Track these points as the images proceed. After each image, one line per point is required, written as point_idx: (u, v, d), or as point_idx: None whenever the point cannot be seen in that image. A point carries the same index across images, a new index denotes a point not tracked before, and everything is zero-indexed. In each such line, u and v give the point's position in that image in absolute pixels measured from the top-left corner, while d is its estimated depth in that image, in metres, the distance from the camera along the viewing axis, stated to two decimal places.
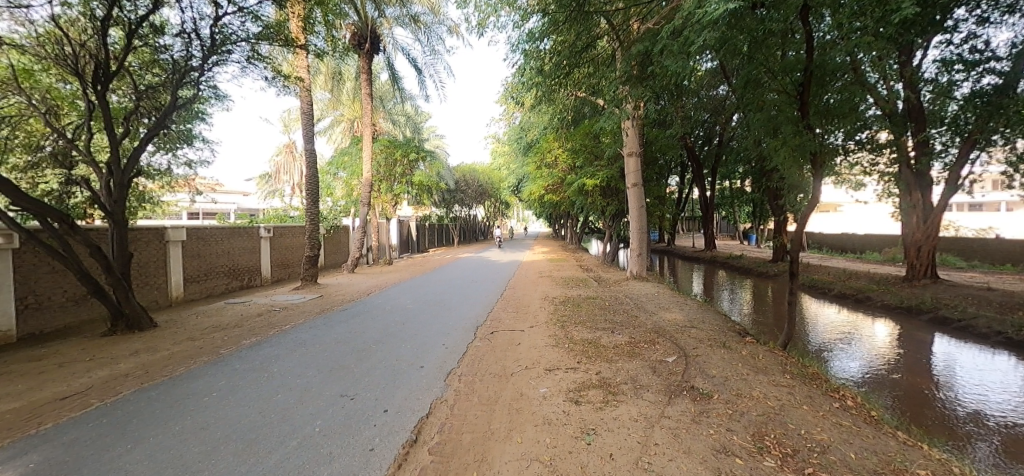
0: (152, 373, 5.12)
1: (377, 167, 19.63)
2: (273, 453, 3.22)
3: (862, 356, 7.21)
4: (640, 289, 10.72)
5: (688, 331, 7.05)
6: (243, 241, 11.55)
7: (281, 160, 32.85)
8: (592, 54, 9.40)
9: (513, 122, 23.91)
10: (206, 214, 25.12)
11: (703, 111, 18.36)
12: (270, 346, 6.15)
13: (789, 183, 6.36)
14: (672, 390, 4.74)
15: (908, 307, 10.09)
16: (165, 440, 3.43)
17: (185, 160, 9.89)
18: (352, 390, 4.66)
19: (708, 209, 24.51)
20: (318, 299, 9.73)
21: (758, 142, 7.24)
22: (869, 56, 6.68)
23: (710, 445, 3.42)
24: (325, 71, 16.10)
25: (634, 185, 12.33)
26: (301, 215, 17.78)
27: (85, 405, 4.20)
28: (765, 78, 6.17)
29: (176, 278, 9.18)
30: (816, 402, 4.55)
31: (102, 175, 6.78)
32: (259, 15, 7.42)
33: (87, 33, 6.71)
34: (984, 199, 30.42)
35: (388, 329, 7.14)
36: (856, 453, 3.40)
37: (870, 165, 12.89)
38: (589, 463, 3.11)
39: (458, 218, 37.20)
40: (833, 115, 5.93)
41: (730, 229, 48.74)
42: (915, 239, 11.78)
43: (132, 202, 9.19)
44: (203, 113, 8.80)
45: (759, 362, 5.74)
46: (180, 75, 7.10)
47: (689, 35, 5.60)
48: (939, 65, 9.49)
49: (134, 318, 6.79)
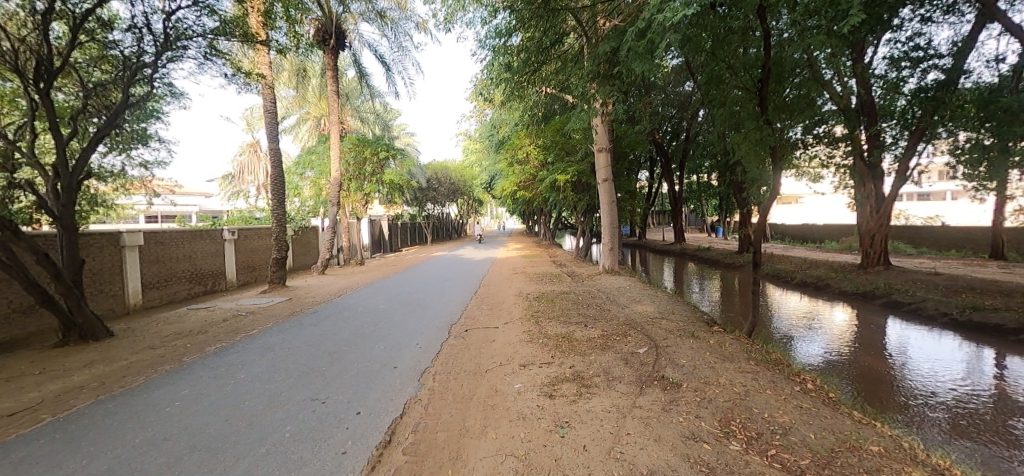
0: (108, 384, 4.89)
1: (346, 165, 19.21)
2: (239, 461, 3.14)
3: (821, 341, 7.55)
4: (612, 283, 10.88)
5: (658, 322, 7.23)
6: (205, 244, 11.12)
7: (244, 159, 31.70)
8: (559, 51, 9.48)
9: (485, 118, 23.83)
10: (165, 216, 24.09)
11: (668, 107, 18.80)
12: (236, 352, 5.97)
13: (750, 176, 6.58)
14: (642, 380, 4.86)
15: (864, 293, 10.61)
16: (123, 454, 3.29)
17: (141, 161, 9.43)
18: (323, 393, 4.59)
19: (678, 203, 24.99)
20: (287, 301, 9.51)
21: (720, 137, 7.46)
22: (821, 55, 6.97)
23: (679, 432, 3.53)
24: (289, 67, 15.71)
25: (605, 181, 12.45)
26: (268, 216, 17.25)
27: (34, 421, 3.98)
28: (726, 75, 6.34)
29: (135, 284, 8.79)
30: (779, 386, 4.75)
31: (48, 177, 6.36)
32: (216, 9, 7.12)
33: (26, 28, 6.30)
34: (929, 187, 32.52)
35: (360, 330, 7.04)
36: (814, 433, 3.57)
37: (827, 158, 13.38)
38: (563, 455, 3.16)
39: (430, 216, 36.86)
40: (790, 110, 6.16)
41: (698, 221, 50.40)
42: (869, 228, 12.37)
43: (82, 205, 8.70)
44: (159, 112, 8.39)
45: (725, 350, 5.95)
46: (132, 72, 6.74)
47: (652, 36, 5.69)
48: (888, 62, 9.96)
49: (88, 327, 6.46)
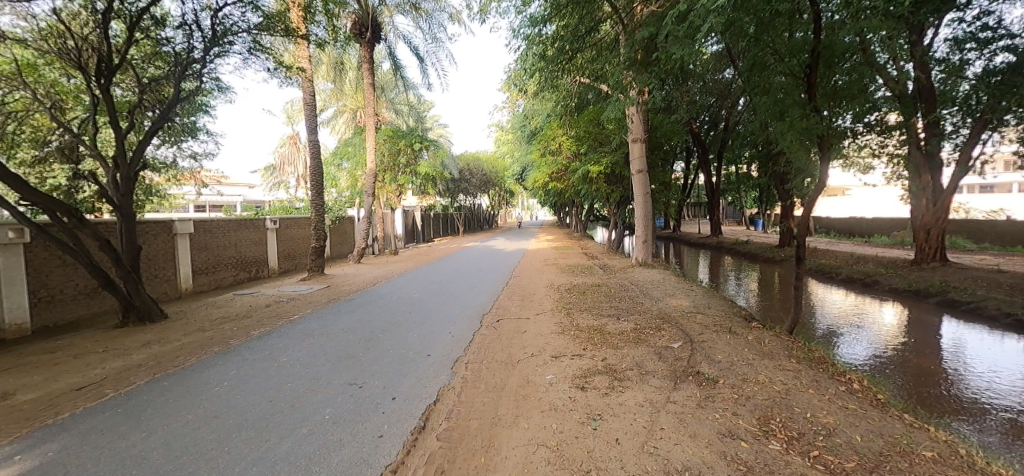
0: (163, 364, 5.19)
1: (381, 156, 19.62)
2: (283, 440, 3.28)
3: (869, 340, 7.20)
4: (645, 276, 10.69)
5: (693, 316, 7.06)
6: (249, 232, 11.62)
7: (285, 151, 32.79)
8: (594, 38, 9.33)
9: (517, 109, 23.74)
10: (213, 205, 25.41)
11: (707, 95, 18.16)
12: (278, 337, 6.21)
13: (795, 166, 6.30)
14: (676, 375, 4.76)
15: (916, 291, 10.04)
16: (178, 428, 3.50)
17: (190, 153, 9.89)
18: (360, 378, 4.72)
19: (714, 195, 24.23)
20: (325, 289, 9.83)
21: (763, 126, 7.20)
22: (876, 37, 6.58)
23: (716, 429, 3.44)
24: (327, 61, 16.12)
25: (639, 172, 12.20)
26: (307, 206, 17.86)
27: (98, 396, 4.26)
28: (771, 61, 6.10)
29: (186, 270, 9.29)
30: (822, 386, 4.56)
31: (109, 168, 6.76)
32: (260, 5, 7.34)
33: (88, 27, 6.68)
34: (995, 179, 30.28)
35: (395, 318, 7.20)
36: (861, 435, 3.41)
37: (879, 147, 12.62)
38: (595, 448, 3.14)
39: (463, 208, 37.22)
40: (841, 97, 5.87)
41: (736, 213, 49.09)
42: (924, 222, 11.64)
43: (139, 195, 9.25)
44: (207, 106, 8.76)
45: (765, 347, 5.75)
46: (183, 68, 7.06)
47: (694, 20, 5.50)
48: (951, 44, 9.30)
49: (145, 309, 6.87)
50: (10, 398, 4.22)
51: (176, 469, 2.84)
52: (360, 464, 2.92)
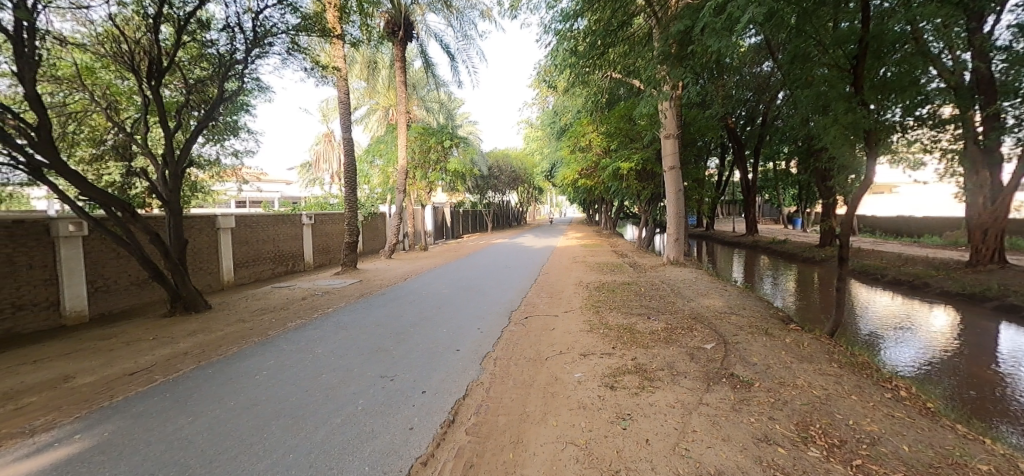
0: (207, 352, 5.44)
1: (412, 153, 19.90)
2: (318, 429, 3.38)
3: (918, 346, 6.82)
4: (678, 275, 10.49)
5: (727, 317, 6.88)
6: (287, 228, 12.03)
7: (320, 149, 33.79)
8: (627, 32, 9.17)
9: (547, 105, 23.65)
10: (253, 201, 26.49)
11: (745, 90, 17.54)
12: (314, 329, 6.41)
13: (839, 163, 6.03)
14: (710, 376, 4.65)
15: (971, 295, 9.45)
16: (221, 414, 3.66)
17: (232, 150, 10.32)
18: (392, 371, 4.82)
19: (750, 192, 23.46)
20: (357, 283, 10.07)
21: (805, 121, 6.92)
22: (931, 26, 6.22)
23: (751, 433, 3.34)
24: (361, 60, 16.49)
25: (671, 169, 11.92)
26: (341, 202, 18.37)
27: (149, 381, 4.51)
28: (815, 53, 5.87)
29: (228, 263, 9.70)
30: (866, 392, 4.35)
31: (158, 165, 7.12)
32: (298, 7, 7.55)
33: (140, 31, 7.03)
34: None
35: (424, 313, 7.31)
36: (909, 445, 3.24)
37: (931, 142, 11.55)
38: (625, 448, 3.11)
39: (492, 204, 37.38)
40: (890, 89, 5.53)
41: (774, 212, 47.34)
42: (980, 221, 11.08)
43: (185, 191, 9.73)
44: (247, 105, 9.11)
45: (804, 350, 5.55)
46: (225, 69, 7.35)
47: (733, 11, 5.35)
48: (1014, 31, 8.72)
49: (191, 300, 7.21)
50: (71, 381, 4.51)
51: (219, 453, 2.97)
52: (392, 455, 2.98)
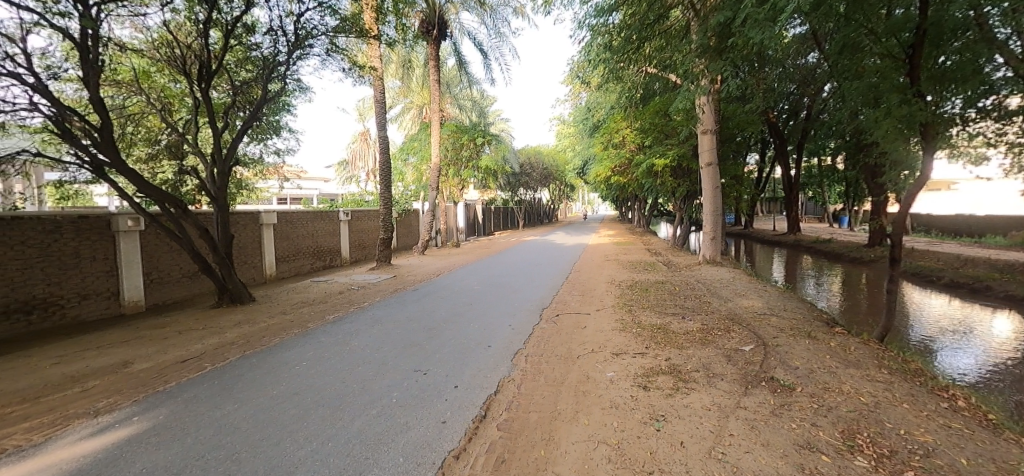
0: (251, 342, 5.71)
1: (444, 151, 20.14)
2: (355, 419, 3.49)
3: (977, 353, 6.38)
4: (714, 274, 10.20)
5: (767, 318, 6.65)
6: (325, 224, 12.42)
7: (355, 147, 34.76)
8: (664, 26, 8.98)
9: (580, 101, 23.43)
10: (293, 198, 27.57)
11: (788, 82, 16.82)
12: (350, 322, 6.61)
13: (892, 158, 5.70)
14: (748, 379, 4.51)
15: None
16: (264, 401, 3.84)
17: (274, 149, 10.74)
18: (424, 365, 4.91)
19: (792, 190, 22.47)
20: (391, 279, 10.29)
21: (854, 114, 6.59)
22: (999, 10, 5.78)
23: (792, 439, 3.22)
24: (396, 60, 16.81)
25: (708, 165, 11.58)
26: (376, 199, 18.83)
27: (199, 368, 4.78)
28: (866, 42, 5.57)
29: (270, 258, 10.11)
30: (919, 401, 4.11)
31: (206, 164, 7.49)
32: (336, 9, 7.75)
33: (191, 36, 7.40)
34: None
35: (456, 309, 7.40)
36: (968, 458, 3.04)
37: (996, 135, 10.99)
38: (658, 450, 3.05)
39: (522, 202, 37.39)
40: (948, 79, 5.16)
41: (818, 210, 45.12)
42: None
43: (231, 188, 10.20)
44: (289, 106, 9.45)
45: (851, 355, 5.29)
46: (268, 71, 7.65)
47: (778, 1, 5.15)
48: None
49: (236, 292, 7.55)
50: (130, 366, 4.82)
51: (263, 438, 3.11)
52: (425, 447, 3.03)
